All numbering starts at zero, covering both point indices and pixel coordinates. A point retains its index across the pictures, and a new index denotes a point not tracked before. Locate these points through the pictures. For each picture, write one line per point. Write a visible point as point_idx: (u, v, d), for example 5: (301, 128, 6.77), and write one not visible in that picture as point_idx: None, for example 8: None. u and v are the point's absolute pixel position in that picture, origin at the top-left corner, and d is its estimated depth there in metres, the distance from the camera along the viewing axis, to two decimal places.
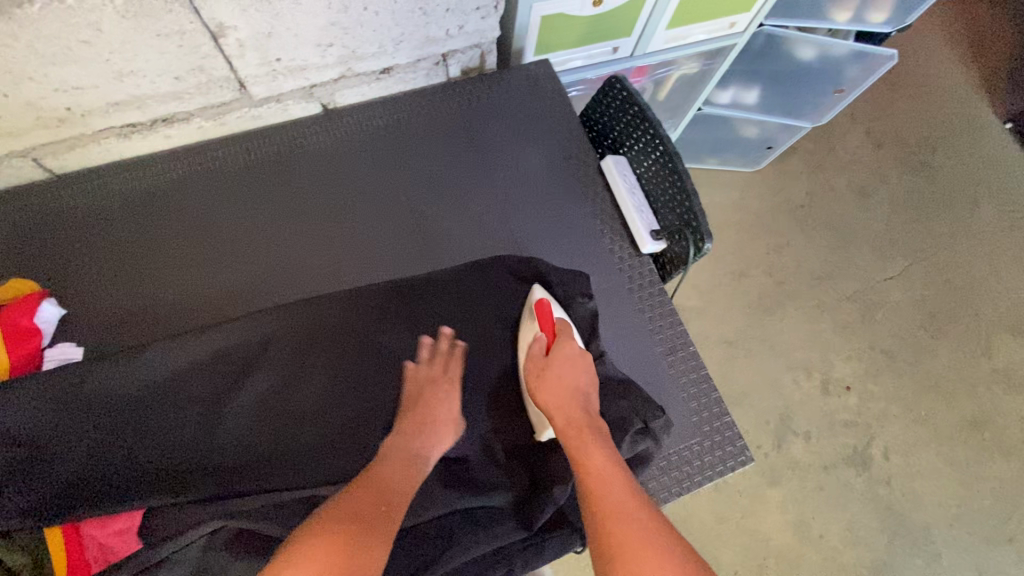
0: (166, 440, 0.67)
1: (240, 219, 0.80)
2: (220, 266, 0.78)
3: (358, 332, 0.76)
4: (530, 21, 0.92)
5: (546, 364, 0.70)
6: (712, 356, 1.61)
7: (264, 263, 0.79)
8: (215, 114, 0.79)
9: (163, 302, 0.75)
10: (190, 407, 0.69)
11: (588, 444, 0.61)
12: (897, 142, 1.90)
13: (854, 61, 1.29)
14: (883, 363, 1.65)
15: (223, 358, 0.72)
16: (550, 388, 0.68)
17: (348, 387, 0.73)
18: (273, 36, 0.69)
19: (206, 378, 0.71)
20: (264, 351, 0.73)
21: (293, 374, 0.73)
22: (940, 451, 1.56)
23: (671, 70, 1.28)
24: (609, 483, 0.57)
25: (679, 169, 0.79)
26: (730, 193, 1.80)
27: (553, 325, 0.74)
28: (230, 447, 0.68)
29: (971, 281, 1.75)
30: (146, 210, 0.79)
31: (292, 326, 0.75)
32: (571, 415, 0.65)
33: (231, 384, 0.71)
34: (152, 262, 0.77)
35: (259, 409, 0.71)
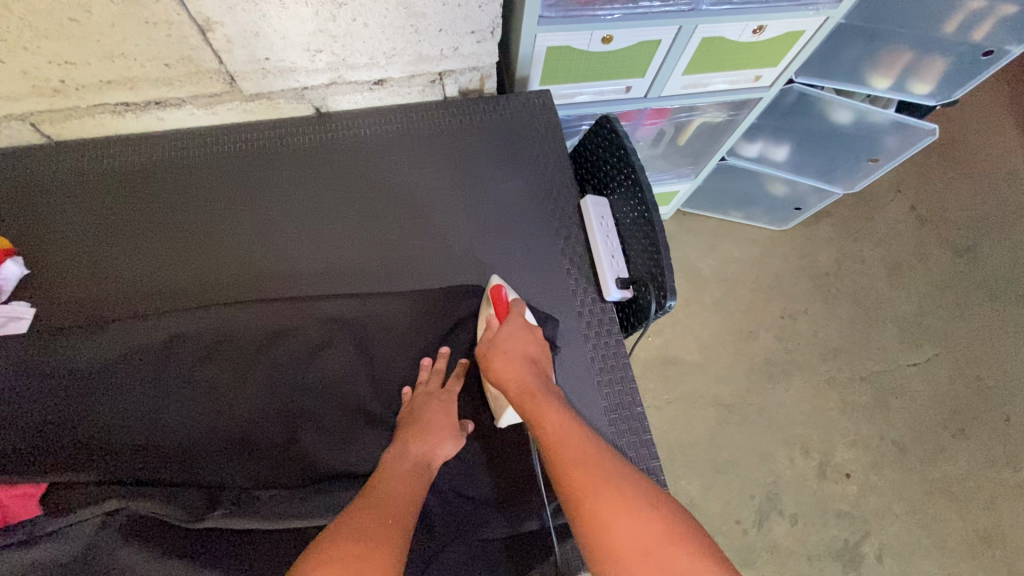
0: (97, 415, 0.67)
1: (212, 205, 0.81)
2: (184, 250, 0.78)
3: (306, 336, 0.74)
4: (534, 51, 0.91)
5: (494, 339, 0.70)
6: (704, 416, 1.52)
7: (228, 253, 0.79)
8: (206, 103, 0.82)
9: (127, 275, 0.76)
10: (125, 389, 0.68)
11: (544, 409, 0.63)
12: (944, 222, 1.77)
13: (893, 130, 1.22)
14: (891, 454, 1.52)
15: (168, 343, 0.71)
16: (500, 359, 0.68)
17: (285, 392, 0.71)
18: (261, 35, 0.72)
19: (147, 364, 0.70)
20: (211, 346, 0.71)
21: (232, 371, 0.71)
22: (943, 562, 1.42)
23: (694, 114, 1.22)
24: (569, 443, 0.60)
25: (653, 219, 0.76)
26: (753, 249, 1.72)
27: (506, 305, 0.74)
28: (154, 436, 0.67)
29: (1006, 381, 1.60)
30: (126, 184, 0.80)
31: (241, 325, 0.73)
32: (524, 381, 0.66)
33: (171, 370, 0.70)
34: (122, 239, 0.78)
35: (192, 405, 0.69)
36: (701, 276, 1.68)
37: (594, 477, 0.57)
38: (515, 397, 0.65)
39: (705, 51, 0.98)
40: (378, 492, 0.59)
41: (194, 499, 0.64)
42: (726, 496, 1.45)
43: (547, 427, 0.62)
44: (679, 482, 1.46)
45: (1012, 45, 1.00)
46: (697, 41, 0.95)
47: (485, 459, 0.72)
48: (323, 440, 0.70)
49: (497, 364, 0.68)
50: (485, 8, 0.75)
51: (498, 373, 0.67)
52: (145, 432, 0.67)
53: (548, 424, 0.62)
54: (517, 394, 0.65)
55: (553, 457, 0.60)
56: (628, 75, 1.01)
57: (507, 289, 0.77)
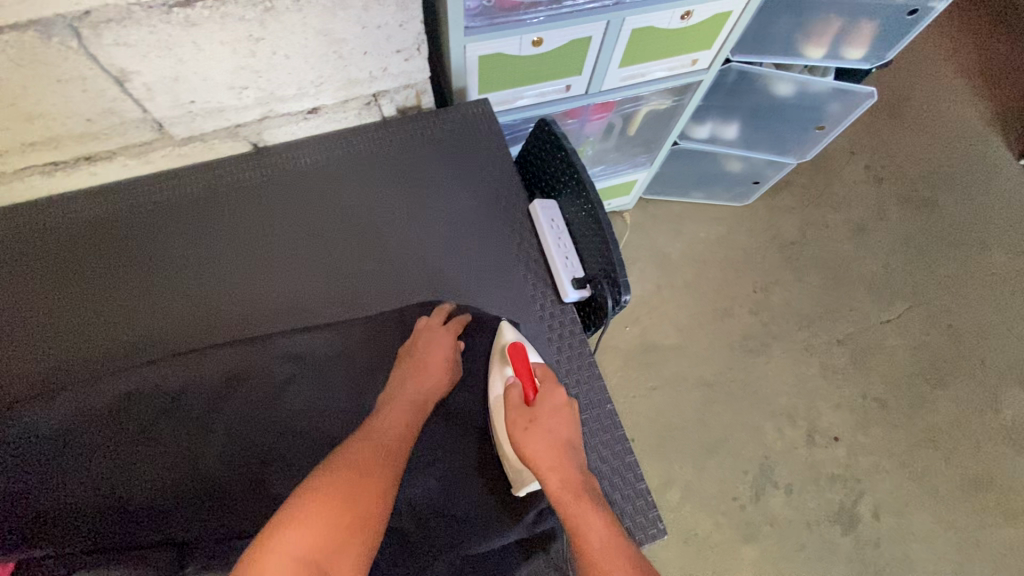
0: (59, 480, 0.65)
1: (158, 256, 0.79)
2: (132, 306, 0.77)
3: (269, 378, 0.73)
4: (467, 61, 0.90)
5: (534, 414, 0.68)
6: (689, 398, 1.53)
7: (179, 302, 0.77)
8: (138, 153, 0.80)
9: (76, 338, 0.74)
10: (90, 449, 0.67)
11: (585, 510, 0.62)
12: (901, 178, 1.81)
13: (832, 98, 1.25)
14: (876, 412, 1.54)
15: (127, 400, 0.69)
16: (537, 441, 0.66)
17: (255, 438, 0.70)
18: (181, 80, 0.70)
19: (110, 421, 0.68)
20: (178, 393, 0.71)
21: (198, 420, 0.70)
22: (937, 511, 1.45)
23: (639, 104, 1.22)
24: (611, 554, 0.59)
25: (601, 216, 0.77)
26: (718, 226, 1.74)
27: (531, 378, 0.72)
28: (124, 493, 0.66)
29: (978, 325, 1.64)
30: (65, 247, 0.78)
31: (202, 373, 0.72)
32: (566, 476, 0.65)
33: (134, 426, 0.68)
34: (66, 302, 0.76)
35: (160, 457, 0.67)
36: (671, 260, 1.69)
37: None
38: (556, 494, 0.64)
39: (638, 43, 0.99)
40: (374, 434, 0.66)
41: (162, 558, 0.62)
42: (721, 475, 1.46)
43: (590, 531, 0.61)
44: (673, 467, 1.47)
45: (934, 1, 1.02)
46: (628, 33, 0.95)
47: (462, 475, 0.72)
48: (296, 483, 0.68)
49: (534, 446, 0.66)
50: (407, 27, 0.75)
51: (535, 461, 0.65)
52: (113, 489, 0.65)
53: (589, 529, 0.61)
54: (554, 486, 0.64)
55: (589, 566, 0.59)
56: (566, 74, 1.01)
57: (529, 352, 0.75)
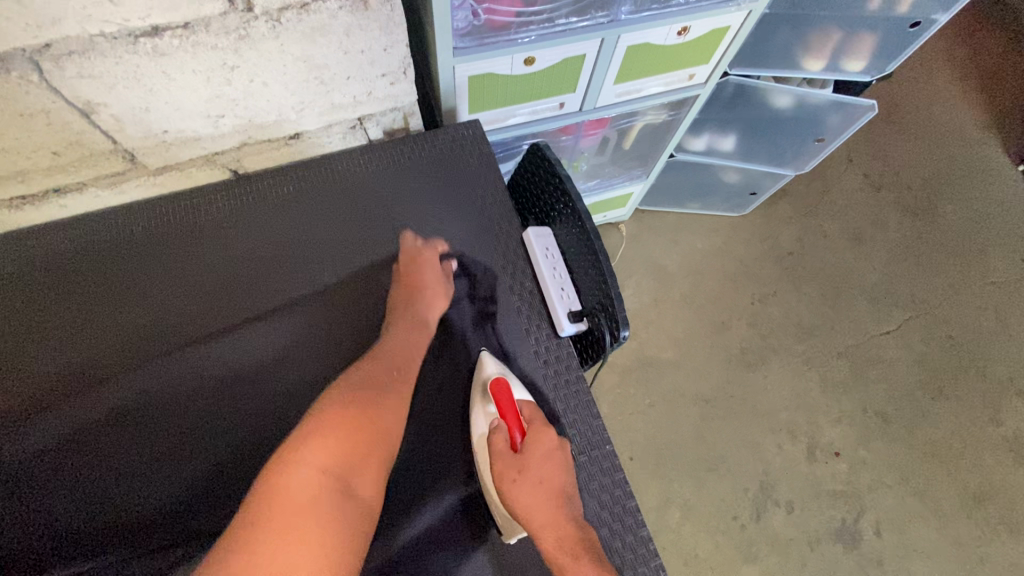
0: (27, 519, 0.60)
1: (129, 285, 0.75)
2: (103, 332, 0.72)
3: (251, 407, 0.69)
4: (456, 81, 0.87)
5: (523, 463, 0.65)
6: (688, 415, 1.51)
7: (152, 328, 0.73)
8: (110, 183, 0.76)
9: (40, 369, 0.69)
10: (60, 483, 0.62)
11: (584, 569, 0.60)
12: (899, 186, 1.79)
13: (832, 110, 1.22)
14: (877, 426, 1.52)
15: (98, 431, 0.65)
16: (530, 496, 0.63)
17: (238, 469, 0.66)
18: (152, 110, 0.66)
19: (82, 451, 0.64)
20: (165, 415, 0.67)
21: (177, 448, 0.66)
22: (939, 527, 1.43)
23: (634, 119, 1.19)
24: None
25: (597, 248, 0.74)
26: (715, 237, 1.71)
27: (518, 417, 0.68)
28: (99, 517, 0.61)
29: (978, 335, 1.62)
30: (29, 279, 0.73)
31: (180, 400, 0.68)
32: (561, 531, 0.62)
33: (106, 457, 0.64)
34: (30, 332, 0.71)
35: (140, 490, 0.63)
36: (668, 272, 1.67)
37: None
38: (553, 551, 0.61)
39: (633, 59, 0.96)
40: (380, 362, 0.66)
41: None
42: (721, 493, 1.43)
43: None
44: (673, 486, 1.44)
45: (938, 14, 1.00)
46: (623, 50, 0.92)
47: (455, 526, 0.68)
48: None
49: (526, 502, 0.63)
50: (392, 50, 0.71)
51: (529, 518, 0.62)
52: (88, 513, 0.61)
53: None
54: (550, 544, 0.61)
55: None
56: (559, 92, 0.98)
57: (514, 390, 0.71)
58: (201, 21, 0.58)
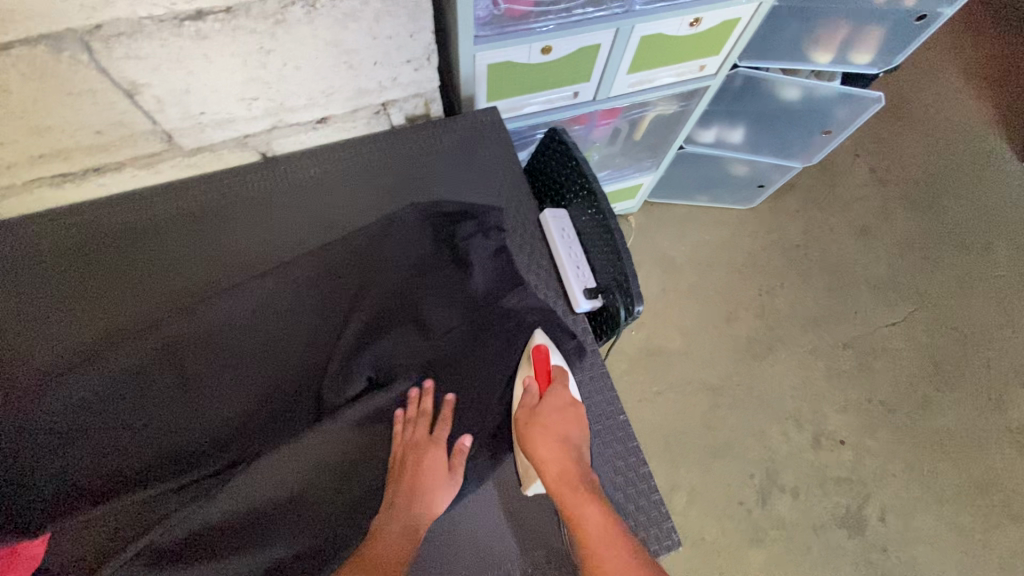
0: (108, 448, 0.69)
1: (172, 250, 0.80)
2: (154, 283, 0.78)
3: (293, 354, 0.76)
4: (476, 69, 0.90)
5: (539, 407, 0.71)
6: (695, 403, 1.53)
7: (197, 280, 0.79)
8: (146, 164, 0.80)
9: (99, 315, 0.75)
10: (133, 415, 0.71)
11: (582, 502, 0.63)
12: (905, 180, 1.81)
13: (840, 102, 1.24)
14: (881, 415, 1.55)
15: (160, 370, 0.72)
16: (541, 432, 0.68)
17: (281, 411, 0.73)
18: (190, 92, 0.70)
19: (150, 387, 0.72)
20: (204, 359, 0.74)
21: (231, 386, 0.74)
22: (943, 514, 1.45)
23: (645, 110, 1.22)
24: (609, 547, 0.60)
25: (612, 227, 0.77)
26: (723, 229, 1.73)
27: (547, 371, 0.74)
28: (157, 446, 0.70)
29: (984, 327, 1.64)
30: (78, 247, 0.78)
31: (232, 342, 0.75)
32: (564, 467, 0.66)
33: (171, 393, 0.72)
34: (87, 285, 0.77)
35: (201, 425, 0.71)
36: (676, 263, 1.69)
37: None
38: (553, 484, 0.65)
39: (646, 49, 0.99)
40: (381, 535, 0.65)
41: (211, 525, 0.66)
42: (727, 479, 1.46)
43: (587, 520, 0.62)
44: (680, 471, 1.46)
45: (942, 7, 1.02)
46: (637, 40, 0.95)
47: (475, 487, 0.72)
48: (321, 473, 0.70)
49: (535, 436, 0.68)
50: (417, 37, 0.74)
51: (535, 450, 0.67)
52: (158, 445, 0.70)
53: (587, 520, 0.62)
54: (554, 479, 0.66)
55: (589, 555, 0.61)
56: (574, 81, 1.01)
57: (552, 351, 0.76)
58: (241, 6, 0.61)
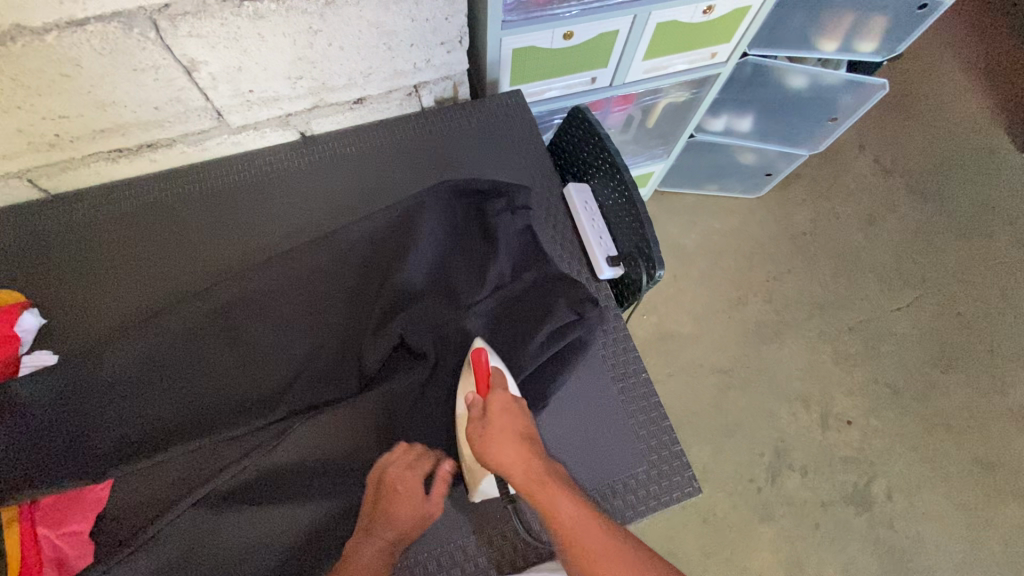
0: (167, 402, 0.74)
1: (220, 220, 0.85)
2: (205, 251, 0.83)
3: (335, 318, 0.81)
4: (501, 54, 0.95)
5: (487, 415, 0.68)
6: (705, 384, 1.57)
7: (245, 249, 0.83)
8: (195, 140, 0.85)
9: (154, 279, 0.80)
10: (190, 371, 0.75)
11: (556, 495, 0.63)
12: (909, 170, 1.85)
13: (845, 90, 1.29)
14: (887, 396, 1.59)
15: (215, 330, 0.77)
16: (495, 440, 0.66)
17: (326, 370, 0.78)
18: (243, 70, 0.75)
19: (205, 346, 0.76)
20: (255, 323, 0.79)
21: (280, 347, 0.79)
22: (948, 492, 1.49)
23: (658, 97, 1.27)
24: (591, 533, 0.60)
25: (635, 197, 0.81)
26: (731, 217, 1.78)
27: (487, 376, 0.72)
28: (213, 401, 0.75)
29: (987, 312, 1.68)
30: (131, 216, 0.83)
31: (279, 306, 0.80)
32: (529, 465, 0.64)
33: (225, 352, 0.77)
34: (142, 251, 0.81)
35: (253, 382, 0.77)
36: (685, 250, 1.74)
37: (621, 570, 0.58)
38: (521, 485, 0.64)
39: (661, 36, 1.04)
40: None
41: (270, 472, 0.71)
42: (737, 458, 1.50)
43: (565, 513, 0.62)
44: (691, 450, 1.51)
45: None
46: (653, 27, 1.00)
47: None
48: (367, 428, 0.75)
49: (492, 446, 0.65)
50: (452, 20, 0.79)
51: (495, 459, 0.65)
52: (214, 400, 0.75)
53: (563, 513, 0.61)
54: (521, 480, 0.64)
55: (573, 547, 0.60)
56: (592, 67, 1.06)
57: (489, 353, 0.74)
58: None
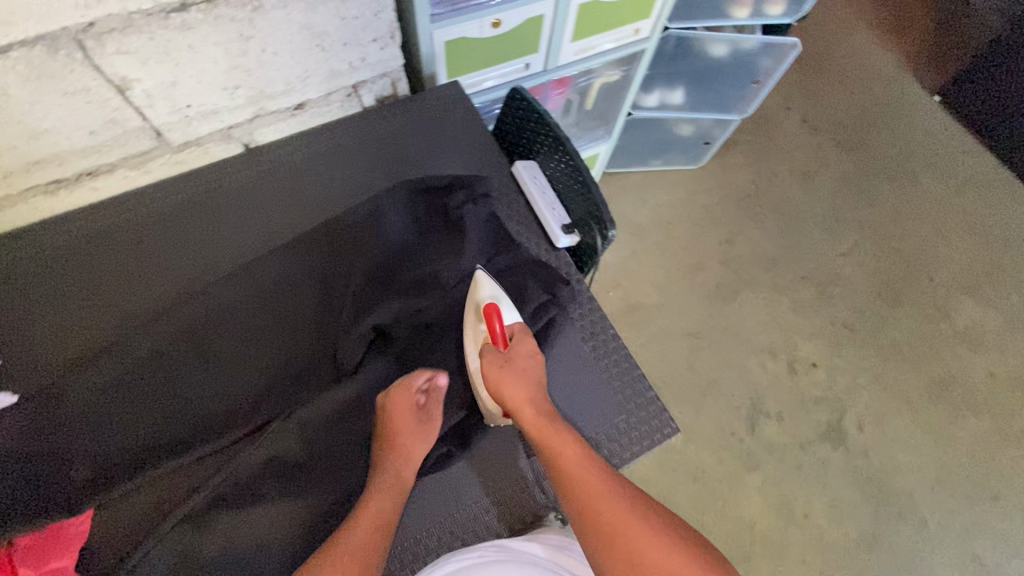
0: (137, 425, 0.71)
1: (173, 239, 0.84)
2: (162, 271, 0.81)
3: (303, 320, 0.79)
4: (434, 47, 0.98)
5: (506, 357, 0.73)
6: (677, 349, 1.63)
7: (202, 264, 0.82)
8: (137, 163, 0.84)
9: (113, 305, 0.78)
10: (157, 391, 0.73)
11: (559, 440, 0.68)
12: (834, 124, 1.97)
13: (762, 53, 1.38)
14: (845, 336, 1.68)
15: (178, 345, 0.75)
16: (509, 380, 0.71)
17: (298, 374, 0.76)
18: (177, 84, 0.75)
19: (170, 365, 0.74)
20: (221, 334, 0.76)
21: (249, 355, 0.76)
22: (912, 416, 1.58)
23: (592, 77, 1.32)
24: (588, 476, 0.65)
25: (579, 165, 0.86)
26: (678, 188, 1.85)
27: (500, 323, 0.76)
28: (185, 418, 0.73)
29: (922, 245, 1.80)
30: (80, 246, 0.82)
31: (244, 315, 0.78)
32: (537, 411, 0.70)
33: (192, 367, 0.75)
34: (97, 279, 0.80)
35: (225, 395, 0.74)
36: (640, 226, 1.80)
37: (617, 509, 0.63)
38: (531, 426, 0.69)
39: (585, 17, 1.08)
40: (360, 540, 0.63)
41: (252, 482, 0.69)
42: (716, 414, 1.56)
43: (564, 458, 0.67)
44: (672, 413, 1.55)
45: None
46: (576, 8, 1.05)
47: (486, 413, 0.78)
48: (353, 423, 0.75)
49: (506, 386, 0.70)
50: (381, 15, 0.82)
51: (507, 400, 0.70)
52: (187, 417, 0.73)
53: (563, 458, 0.67)
54: (531, 424, 0.69)
55: (571, 491, 0.65)
56: (524, 53, 1.10)
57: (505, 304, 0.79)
58: None
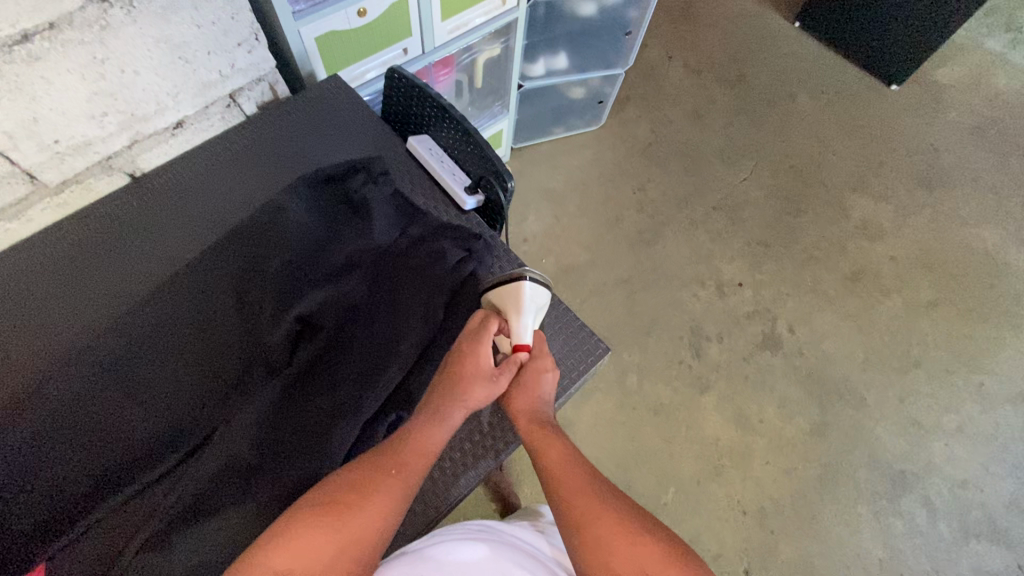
0: (69, 471, 0.68)
1: (71, 281, 0.81)
2: (66, 316, 0.79)
3: (224, 331, 0.78)
4: (305, 45, 0.99)
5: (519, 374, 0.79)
6: (614, 298, 1.70)
7: (108, 298, 0.80)
8: (15, 212, 0.81)
9: (18, 359, 0.75)
10: (85, 433, 0.70)
11: (550, 441, 0.73)
12: (712, 64, 2.11)
13: (627, 6, 1.50)
14: (762, 252, 1.80)
15: (99, 382, 0.73)
16: (515, 392, 0.78)
17: (230, 381, 0.76)
18: (39, 119, 0.73)
19: (93, 403, 0.72)
20: (141, 361, 0.75)
21: (175, 375, 0.75)
22: (834, 309, 1.73)
23: (473, 54, 1.36)
24: (569, 473, 0.69)
25: (467, 127, 0.90)
26: (585, 150, 1.93)
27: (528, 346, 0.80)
28: (119, 452, 0.70)
29: (810, 157, 1.96)
30: None
31: (162, 338, 0.77)
32: (536, 416, 0.76)
33: (117, 399, 0.73)
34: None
35: (157, 420, 0.73)
36: (557, 191, 1.86)
37: (593, 505, 0.65)
38: (526, 431, 0.75)
39: None
40: (399, 466, 0.67)
41: (204, 496, 0.68)
42: (663, 349, 1.64)
43: (551, 459, 0.71)
44: (623, 357, 1.62)
45: None
46: None
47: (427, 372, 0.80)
48: (293, 414, 0.74)
49: (511, 398, 0.78)
50: (239, 18, 0.83)
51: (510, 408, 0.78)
52: (121, 450, 0.70)
53: (550, 458, 0.71)
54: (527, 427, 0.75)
55: (552, 487, 0.69)
56: (398, 38, 1.12)
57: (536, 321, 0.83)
58: (64, 19, 0.67)
